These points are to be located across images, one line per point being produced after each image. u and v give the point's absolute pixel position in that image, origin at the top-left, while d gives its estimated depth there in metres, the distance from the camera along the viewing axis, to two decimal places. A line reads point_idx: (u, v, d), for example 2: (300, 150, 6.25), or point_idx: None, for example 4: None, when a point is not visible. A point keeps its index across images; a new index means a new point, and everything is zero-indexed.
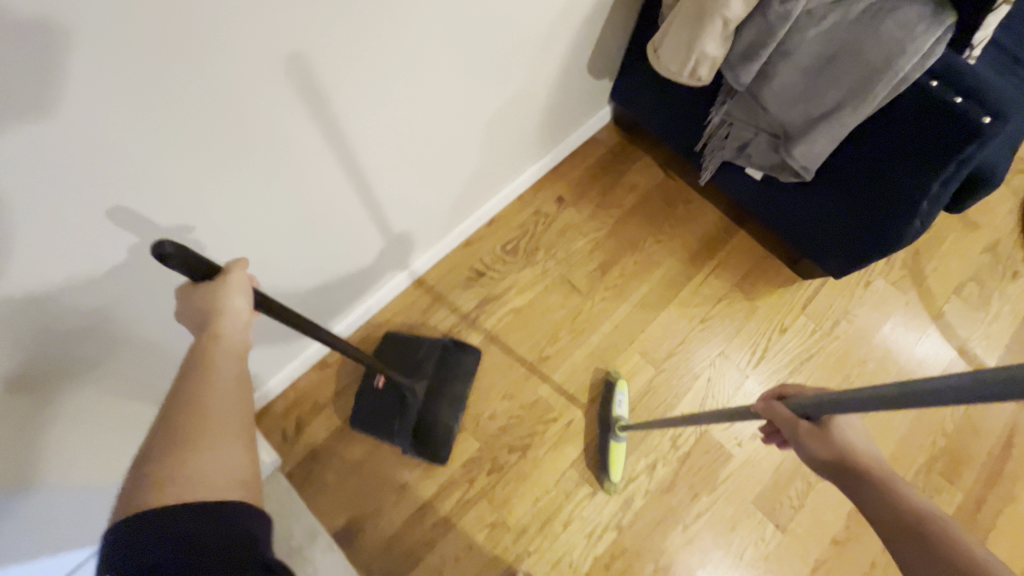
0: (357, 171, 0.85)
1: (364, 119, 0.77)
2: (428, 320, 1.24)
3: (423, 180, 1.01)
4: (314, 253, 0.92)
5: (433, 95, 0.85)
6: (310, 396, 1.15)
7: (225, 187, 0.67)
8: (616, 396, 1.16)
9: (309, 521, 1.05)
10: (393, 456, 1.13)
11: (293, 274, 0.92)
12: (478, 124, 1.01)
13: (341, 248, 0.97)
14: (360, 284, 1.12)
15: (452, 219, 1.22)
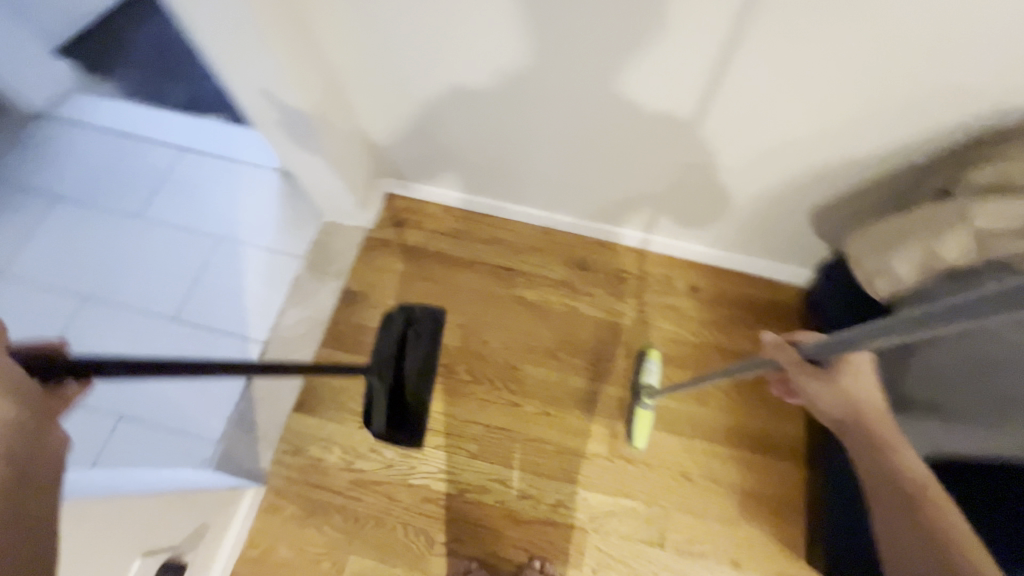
0: (564, 102, 1.03)
1: (598, 78, 0.95)
2: (523, 253, 1.43)
3: (602, 157, 1.16)
4: (498, 134, 1.18)
5: (662, 115, 1.00)
6: (420, 216, 1.47)
7: (499, 39, 0.93)
8: (648, 364, 1.26)
9: (344, 267, 1.40)
10: (415, 293, 1.38)
11: (473, 126, 1.17)
12: (672, 160, 1.11)
13: (513, 144, 1.20)
14: (506, 189, 1.37)
15: (598, 211, 1.36)
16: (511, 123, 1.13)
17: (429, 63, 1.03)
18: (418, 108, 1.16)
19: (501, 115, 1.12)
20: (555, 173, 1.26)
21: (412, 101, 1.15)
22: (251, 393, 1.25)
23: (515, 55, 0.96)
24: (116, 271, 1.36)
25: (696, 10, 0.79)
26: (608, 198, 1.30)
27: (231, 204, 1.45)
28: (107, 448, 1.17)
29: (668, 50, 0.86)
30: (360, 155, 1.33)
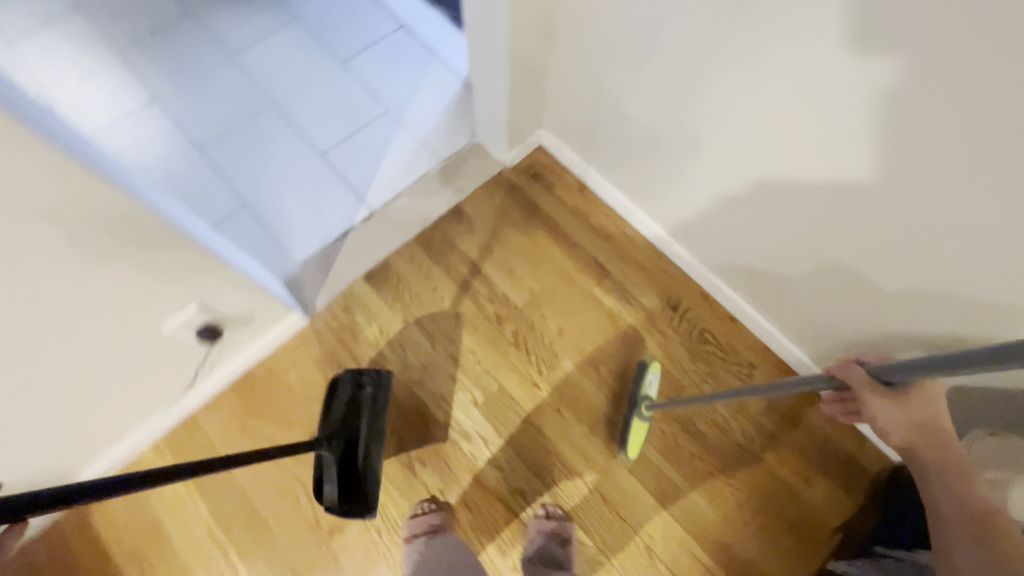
0: (748, 137, 0.94)
1: (800, 129, 0.85)
2: (624, 262, 1.39)
3: (751, 212, 1.06)
4: (666, 140, 1.12)
5: (848, 208, 0.89)
6: (554, 179, 1.49)
7: (726, 56, 0.87)
8: (648, 377, 1.20)
9: (467, 186, 1.47)
10: (511, 240, 1.41)
11: (648, 118, 1.12)
12: (822, 250, 0.99)
13: (674, 154, 1.13)
14: (646, 195, 1.32)
15: (717, 262, 1.26)
16: (687, 140, 1.07)
17: (644, 34, 0.98)
18: (608, 77, 1.14)
19: (682, 127, 1.06)
20: (697, 203, 1.18)
21: (606, 67, 1.12)
22: (341, 244, 1.39)
23: (732, 78, 0.89)
24: (303, 96, 1.55)
25: (966, 127, 0.66)
26: (735, 255, 1.20)
27: (412, 89, 1.58)
28: (224, 224, 1.38)
29: (901, 150, 0.75)
30: (534, 101, 1.37)
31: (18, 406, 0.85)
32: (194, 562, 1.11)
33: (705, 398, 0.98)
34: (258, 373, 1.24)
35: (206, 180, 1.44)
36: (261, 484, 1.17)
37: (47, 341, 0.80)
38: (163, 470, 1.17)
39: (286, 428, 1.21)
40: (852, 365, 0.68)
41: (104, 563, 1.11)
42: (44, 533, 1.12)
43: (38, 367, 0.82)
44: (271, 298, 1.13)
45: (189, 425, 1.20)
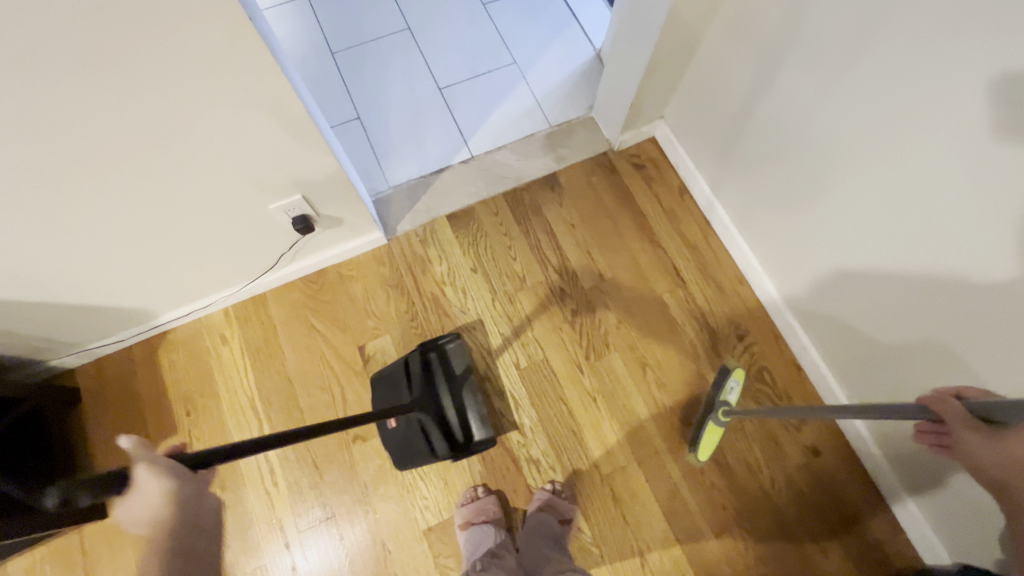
0: (884, 179, 0.89)
1: (947, 183, 0.80)
2: (703, 276, 1.35)
3: (859, 258, 1.01)
4: (792, 162, 1.07)
5: (972, 291, 0.82)
6: (657, 175, 1.45)
7: (891, 89, 0.82)
8: (732, 382, 1.15)
9: (569, 157, 1.45)
10: (596, 222, 1.39)
11: (780, 134, 1.07)
12: (921, 320, 0.93)
13: (794, 178, 1.09)
14: (750, 216, 1.26)
15: (800, 302, 1.21)
16: (821, 176, 1.01)
17: (808, 46, 0.93)
18: (754, 84, 1.09)
19: (816, 157, 1.01)
20: (802, 235, 1.13)
21: (754, 72, 1.08)
22: (435, 179, 1.42)
23: (901, 125, 0.83)
24: (439, 27, 1.57)
25: None
26: (822, 300, 1.14)
27: (544, 47, 1.57)
28: (336, 129, 1.44)
29: None
30: (664, 91, 1.33)
31: (136, 231, 0.95)
32: (230, 422, 1.21)
33: (792, 409, 0.91)
34: (329, 275, 1.32)
35: (330, 82, 1.50)
36: (305, 375, 1.24)
37: (176, 182, 0.88)
38: (226, 334, 1.27)
39: (340, 332, 1.28)
40: (948, 398, 0.64)
41: (156, 397, 1.22)
42: (117, 354, 1.24)
43: (161, 202, 0.91)
44: (365, 212, 1.17)
45: (258, 302, 1.29)
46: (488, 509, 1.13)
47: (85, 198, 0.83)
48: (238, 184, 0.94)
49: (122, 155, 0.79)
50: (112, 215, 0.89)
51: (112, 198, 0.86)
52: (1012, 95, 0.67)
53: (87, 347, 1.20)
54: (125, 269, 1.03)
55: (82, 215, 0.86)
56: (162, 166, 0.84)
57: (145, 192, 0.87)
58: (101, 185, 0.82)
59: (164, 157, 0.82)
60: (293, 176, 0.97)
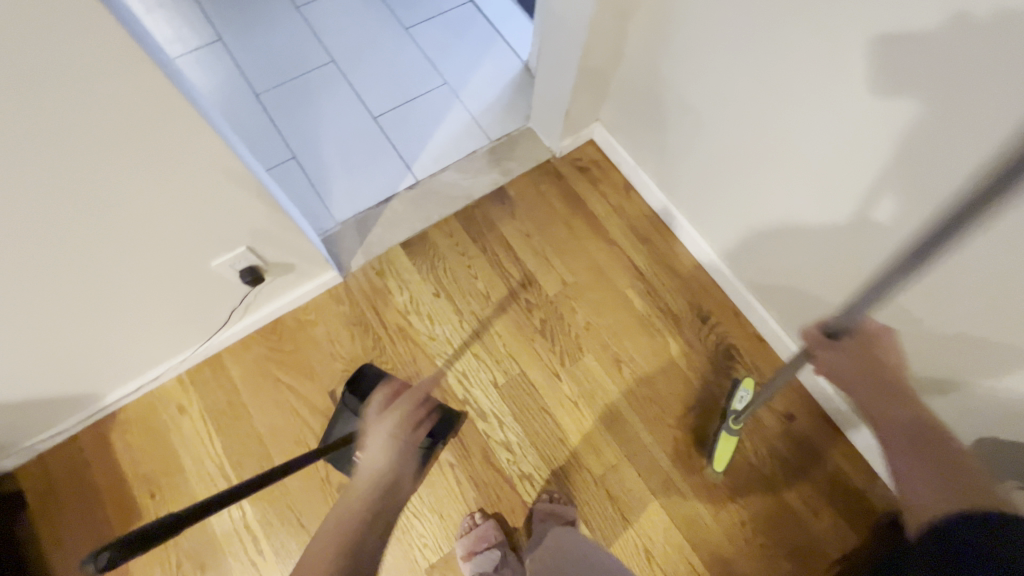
0: (805, 157, 0.95)
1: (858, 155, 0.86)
2: (660, 267, 1.39)
3: (795, 233, 1.06)
4: (722, 150, 1.12)
5: (892, 249, 0.89)
6: (602, 176, 1.48)
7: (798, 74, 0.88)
8: (741, 392, 1.18)
9: (514, 170, 1.47)
10: (551, 229, 1.41)
11: (707, 126, 1.12)
12: (858, 282, 0.99)
13: (725, 165, 1.14)
14: (695, 206, 1.31)
15: (751, 279, 1.27)
16: (750, 163, 1.06)
17: (719, 43, 0.99)
18: (677, 81, 1.13)
19: (743, 144, 1.07)
20: (741, 219, 1.18)
21: (674, 70, 1.13)
22: (383, 209, 1.39)
23: (812, 103, 0.89)
24: (365, 56, 1.56)
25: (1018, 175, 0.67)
26: (770, 275, 1.20)
27: (473, 65, 1.58)
28: (272, 171, 1.40)
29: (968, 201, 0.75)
30: (595, 96, 1.36)
31: (68, 312, 0.88)
32: (202, 496, 1.13)
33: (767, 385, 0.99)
34: (288, 323, 1.26)
35: (259, 124, 1.45)
36: (276, 431, 1.18)
37: (106, 254, 0.82)
38: (184, 403, 1.19)
39: (307, 380, 1.22)
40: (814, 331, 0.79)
41: (114, 483, 1.13)
42: (63, 444, 1.14)
43: (92, 278, 0.85)
44: (316, 253, 1.13)
45: (214, 364, 1.22)
46: (487, 534, 1.11)
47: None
48: (175, 246, 0.88)
49: (37, 237, 0.73)
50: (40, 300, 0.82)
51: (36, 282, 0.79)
52: (900, 63, 0.74)
53: (28, 443, 1.10)
54: (60, 354, 0.95)
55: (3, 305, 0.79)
56: (87, 240, 0.78)
57: (72, 270, 0.81)
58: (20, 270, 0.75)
59: (89, 231, 0.77)
60: (236, 228, 0.92)
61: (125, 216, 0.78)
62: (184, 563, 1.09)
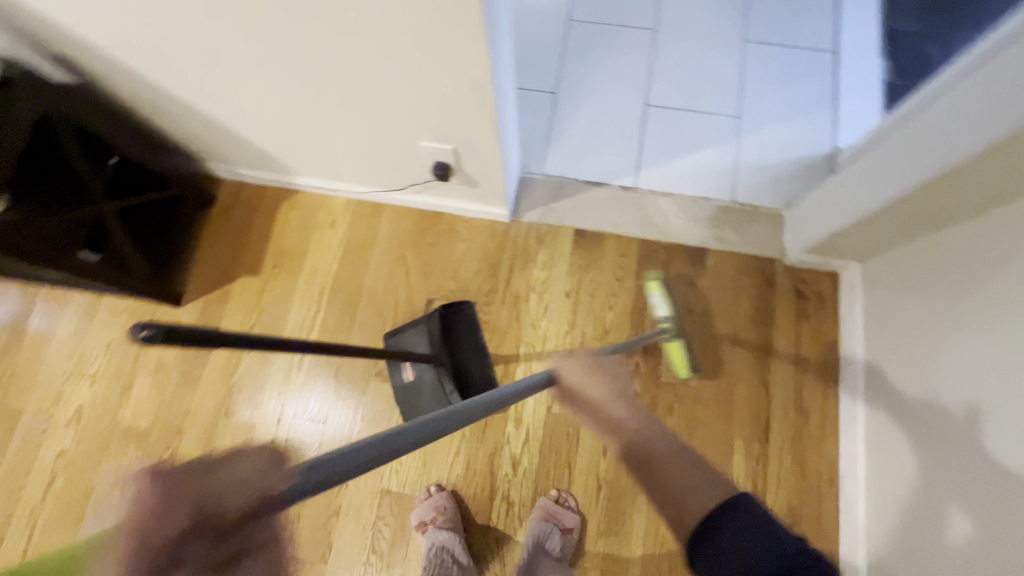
0: None
1: None
2: (790, 448, 1.16)
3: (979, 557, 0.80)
4: (974, 405, 0.85)
5: None
6: (812, 313, 1.24)
7: None
8: (655, 298, 1.20)
9: (728, 243, 1.28)
10: (715, 325, 1.23)
11: (981, 369, 0.85)
12: None
13: (963, 423, 0.87)
14: (892, 429, 1.04)
15: (884, 542, 1.01)
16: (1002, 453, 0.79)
17: None
18: (989, 295, 0.85)
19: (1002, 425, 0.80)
20: (932, 484, 0.92)
21: (992, 282, 0.85)
22: (587, 189, 1.33)
23: None
24: (685, 44, 1.42)
25: None
26: (912, 560, 0.94)
27: (779, 118, 1.36)
28: (530, 93, 1.40)
29: None
30: (879, 242, 1.09)
31: (301, 108, 0.99)
32: (298, 296, 1.30)
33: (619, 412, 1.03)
34: (443, 223, 1.32)
35: (550, 48, 1.44)
36: (374, 293, 1.29)
37: (349, 86, 0.89)
38: (336, 221, 1.35)
39: (421, 276, 1.30)
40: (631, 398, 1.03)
41: (260, 238, 1.35)
42: (254, 186, 1.38)
43: (329, 96, 0.93)
44: (500, 186, 1.15)
45: (374, 210, 1.35)
46: (440, 508, 1.11)
47: (274, 69, 0.88)
48: (400, 113, 0.94)
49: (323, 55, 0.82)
50: (286, 84, 0.92)
51: (290, 72, 0.88)
52: None
53: (236, 170, 1.35)
54: (282, 131, 1.09)
55: (259, 73, 0.90)
56: (339, 67, 0.84)
57: (318, 83, 0.90)
58: (285, 57, 0.85)
59: (345, 62, 0.83)
60: (457, 132, 0.95)
61: (377, 71, 0.83)
62: (254, 328, 1.29)
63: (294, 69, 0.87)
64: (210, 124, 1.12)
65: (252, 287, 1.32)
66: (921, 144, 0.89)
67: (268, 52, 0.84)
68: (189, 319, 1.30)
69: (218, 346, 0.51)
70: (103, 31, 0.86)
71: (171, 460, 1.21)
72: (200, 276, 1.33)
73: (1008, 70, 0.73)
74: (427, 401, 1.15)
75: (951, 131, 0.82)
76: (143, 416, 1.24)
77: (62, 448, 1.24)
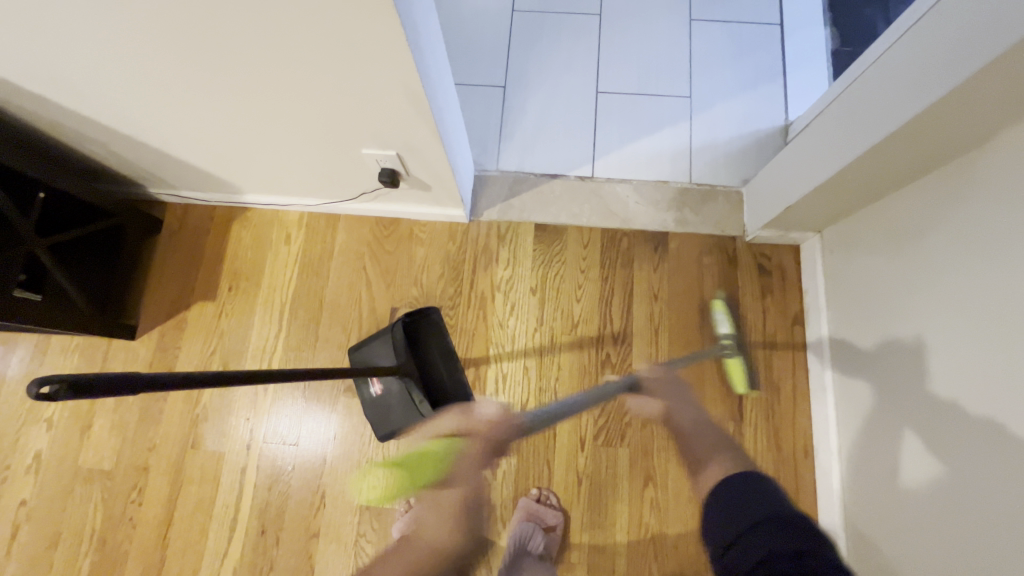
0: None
1: None
2: (764, 423, 1.17)
3: (951, 512, 0.82)
4: (937, 363, 0.87)
5: None
6: (776, 287, 1.24)
7: None
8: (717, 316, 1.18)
9: (689, 224, 1.28)
10: (682, 308, 1.23)
11: (941, 327, 0.87)
12: None
13: (928, 383, 0.89)
14: (860, 394, 1.06)
15: (861, 505, 1.03)
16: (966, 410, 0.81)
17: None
18: (942, 256, 0.87)
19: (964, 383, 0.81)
20: (903, 444, 0.94)
21: (944, 242, 0.87)
22: (544, 182, 1.31)
23: None
24: (631, 27, 1.41)
25: None
26: (888, 520, 0.96)
27: (729, 94, 1.35)
28: (478, 89, 1.37)
29: None
30: (835, 211, 1.10)
31: (238, 125, 0.95)
32: (258, 317, 1.27)
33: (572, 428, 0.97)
34: (400, 229, 1.30)
35: (495, 40, 1.41)
36: (336, 307, 1.26)
37: (282, 100, 0.86)
38: (291, 236, 1.31)
39: (383, 284, 1.27)
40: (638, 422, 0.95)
41: (213, 260, 1.30)
42: (202, 206, 1.33)
43: (263, 111, 0.90)
44: (453, 187, 1.13)
45: (329, 222, 1.31)
46: (421, 519, 1.09)
47: (199, 88, 0.84)
48: (339, 123, 0.91)
49: (248, 71, 0.78)
50: (215, 103, 0.88)
51: (216, 90, 0.84)
52: None
53: (181, 192, 1.30)
54: (222, 149, 1.05)
55: (184, 94, 0.86)
56: (267, 81, 0.80)
57: (249, 99, 0.86)
58: (208, 76, 0.81)
59: (272, 76, 0.79)
60: (401, 137, 0.93)
61: (307, 82, 0.80)
62: (216, 353, 1.25)
63: (220, 86, 0.83)
64: (144, 149, 1.07)
65: (209, 312, 1.27)
66: (865, 112, 0.89)
67: (189, 72, 0.80)
68: (146, 351, 1.26)
69: (137, 391, 0.49)
70: (10, 63, 0.81)
71: (140, 499, 1.17)
72: (153, 306, 1.28)
73: (940, 34, 0.73)
74: (397, 411, 1.13)
75: (892, 98, 0.83)
76: (105, 457, 1.20)
77: (24, 497, 1.19)
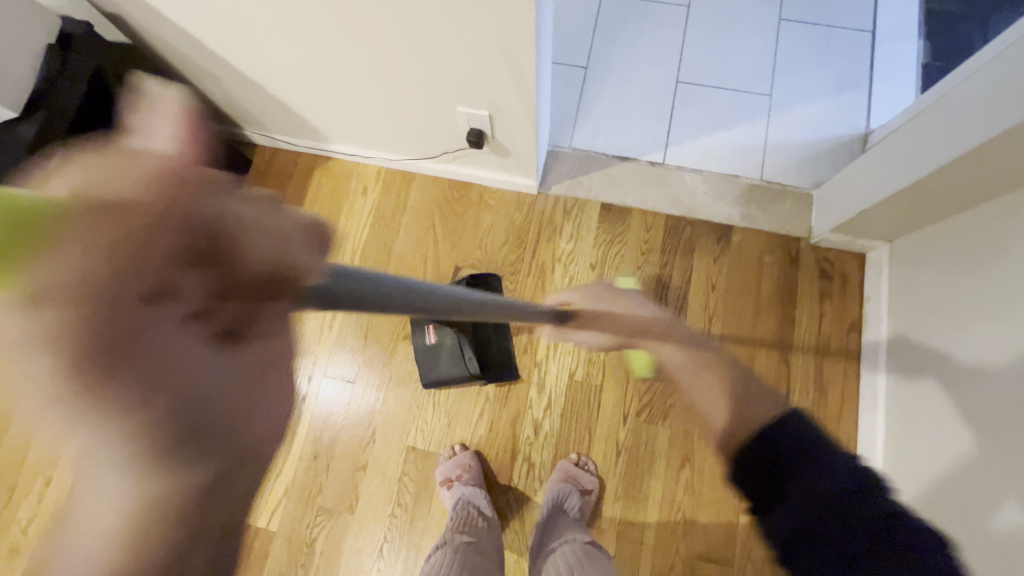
0: None
1: None
2: None
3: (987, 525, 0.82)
4: (995, 378, 0.86)
5: None
6: (837, 292, 1.24)
7: None
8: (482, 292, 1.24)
9: (755, 220, 1.29)
10: (738, 301, 1.25)
11: (1002, 345, 0.86)
12: None
13: (981, 399, 0.89)
14: (911, 406, 1.05)
15: None
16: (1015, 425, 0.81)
17: None
18: (1012, 272, 0.86)
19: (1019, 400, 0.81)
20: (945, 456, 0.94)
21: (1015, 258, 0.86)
22: (614, 164, 1.34)
23: None
24: (719, 21, 1.42)
25: None
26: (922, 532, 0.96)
27: (811, 97, 1.35)
28: (561, 68, 1.41)
29: None
30: (910, 221, 1.09)
31: (341, 72, 1.01)
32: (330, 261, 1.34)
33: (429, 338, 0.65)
34: (471, 194, 1.35)
35: (582, 22, 1.44)
36: (403, 260, 1.33)
37: (387, 51, 0.92)
38: (368, 189, 1.38)
39: (449, 243, 1.33)
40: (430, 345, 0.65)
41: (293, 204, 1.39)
42: (290, 153, 1.42)
43: (367, 62, 0.96)
44: (530, 156, 1.17)
45: (405, 179, 1.38)
46: (464, 466, 1.15)
47: (313, 33, 0.91)
48: (433, 76, 0.95)
49: (367, 19, 0.84)
50: (324, 49, 0.95)
51: (327, 34, 0.91)
52: None
53: (273, 137, 1.38)
54: (319, 96, 1.12)
55: (299, 38, 0.93)
56: (379, 31, 0.86)
57: (357, 48, 0.93)
58: (325, 22, 0.88)
59: (386, 27, 0.85)
60: (492, 99, 0.98)
61: (419, 35, 0.85)
62: None
63: (333, 31, 0.90)
64: (250, 89, 1.15)
65: None
66: (949, 121, 0.89)
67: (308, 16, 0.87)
68: None
69: None
70: None
71: None
72: None
73: None
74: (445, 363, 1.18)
75: (979, 109, 0.83)
76: None
77: None
